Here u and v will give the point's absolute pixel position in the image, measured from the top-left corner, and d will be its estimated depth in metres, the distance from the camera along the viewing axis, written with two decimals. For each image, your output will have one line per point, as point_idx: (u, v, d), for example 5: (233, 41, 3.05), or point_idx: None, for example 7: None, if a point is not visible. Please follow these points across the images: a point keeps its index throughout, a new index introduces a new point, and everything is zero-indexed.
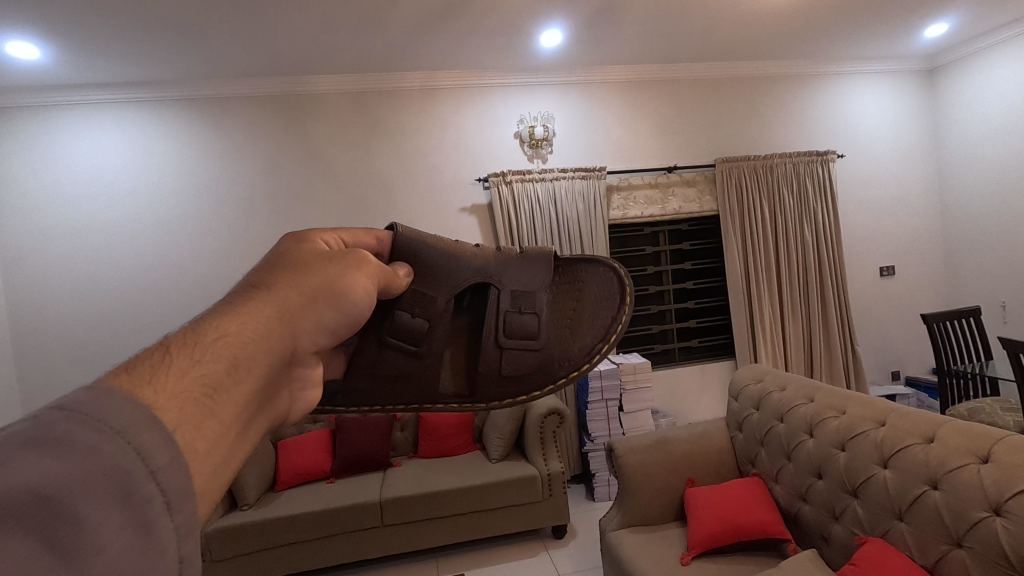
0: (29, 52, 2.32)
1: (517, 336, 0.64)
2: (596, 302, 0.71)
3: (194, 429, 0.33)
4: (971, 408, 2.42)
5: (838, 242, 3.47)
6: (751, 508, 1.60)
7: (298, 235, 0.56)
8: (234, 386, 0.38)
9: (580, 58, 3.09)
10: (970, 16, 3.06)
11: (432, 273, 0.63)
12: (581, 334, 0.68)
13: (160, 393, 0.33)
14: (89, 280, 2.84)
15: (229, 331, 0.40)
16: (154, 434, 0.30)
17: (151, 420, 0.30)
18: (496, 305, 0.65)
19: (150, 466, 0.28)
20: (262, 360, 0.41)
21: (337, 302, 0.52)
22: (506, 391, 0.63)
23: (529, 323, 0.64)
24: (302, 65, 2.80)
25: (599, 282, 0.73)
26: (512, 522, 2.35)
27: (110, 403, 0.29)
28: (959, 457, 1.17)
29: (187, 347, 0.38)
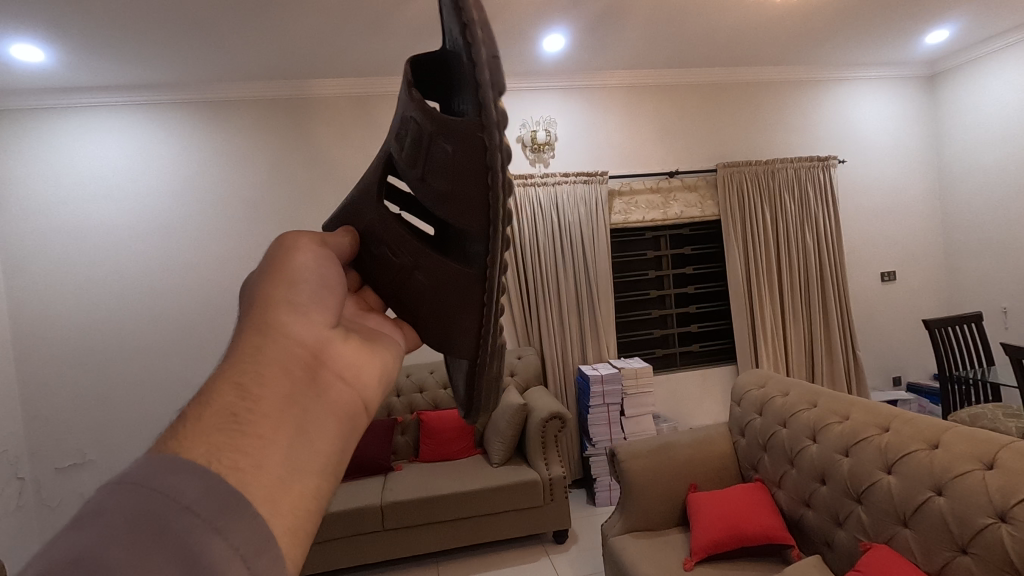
0: (33, 54, 2.32)
1: (428, 165, 0.51)
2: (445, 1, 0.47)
3: (228, 457, 0.38)
4: (973, 414, 2.42)
5: (839, 247, 3.47)
6: (754, 513, 1.60)
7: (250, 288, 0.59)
8: (255, 405, 0.42)
9: (582, 63, 3.10)
10: (970, 23, 3.08)
11: (355, 215, 0.65)
12: (460, 66, 0.46)
13: (183, 441, 0.38)
14: (90, 281, 2.83)
15: (231, 370, 0.44)
16: (181, 476, 0.34)
17: (181, 467, 0.35)
18: (402, 167, 0.55)
19: (181, 501, 0.33)
20: (271, 371, 0.45)
21: (286, 277, 0.52)
22: (466, 207, 0.49)
23: (422, 141, 0.50)
24: (305, 69, 2.81)
25: None
26: (513, 527, 2.34)
27: (150, 467, 0.35)
28: (966, 463, 1.16)
29: (201, 401, 0.42)
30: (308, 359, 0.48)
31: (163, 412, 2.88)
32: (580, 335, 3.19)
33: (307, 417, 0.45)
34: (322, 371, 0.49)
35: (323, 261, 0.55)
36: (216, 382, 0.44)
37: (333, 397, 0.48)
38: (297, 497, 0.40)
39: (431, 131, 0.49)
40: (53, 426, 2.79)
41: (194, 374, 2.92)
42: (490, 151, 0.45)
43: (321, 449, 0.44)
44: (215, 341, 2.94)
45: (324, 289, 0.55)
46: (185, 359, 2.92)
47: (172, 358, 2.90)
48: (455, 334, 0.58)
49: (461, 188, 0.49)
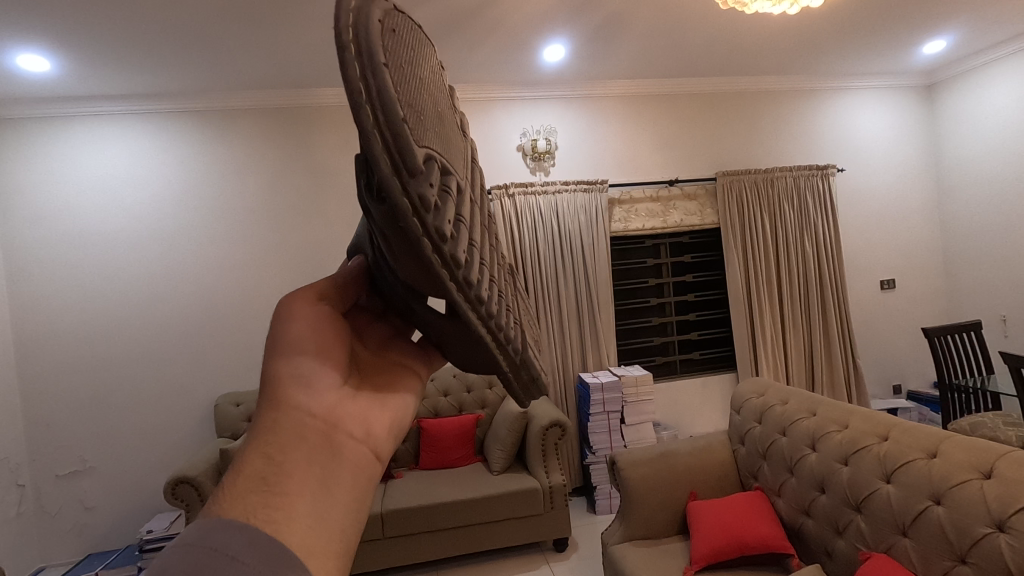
0: (39, 64, 2.35)
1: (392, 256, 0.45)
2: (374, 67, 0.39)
3: (261, 511, 0.42)
4: (973, 422, 2.42)
5: (839, 258, 3.48)
6: (753, 522, 1.60)
7: None
8: (283, 474, 0.45)
9: (582, 73, 3.13)
10: (967, 34, 3.11)
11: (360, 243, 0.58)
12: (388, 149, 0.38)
13: (222, 504, 0.43)
14: (93, 288, 2.85)
15: (254, 441, 0.47)
16: (230, 534, 0.39)
17: (229, 525, 0.40)
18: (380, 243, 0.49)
19: (231, 552, 0.38)
20: (290, 440, 0.47)
21: (285, 350, 0.52)
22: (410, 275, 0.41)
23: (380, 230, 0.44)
24: (308, 79, 2.84)
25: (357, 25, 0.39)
26: (514, 535, 2.34)
27: (204, 527, 0.40)
28: (964, 472, 1.17)
29: (235, 465, 0.47)
30: (324, 425, 0.49)
31: (164, 419, 2.89)
32: (580, 343, 3.20)
33: (330, 476, 0.47)
34: (337, 435, 0.50)
35: (314, 321, 0.54)
36: (240, 462, 0.46)
37: (350, 457, 0.50)
38: (328, 545, 0.44)
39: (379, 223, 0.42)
40: (56, 433, 2.79)
41: (196, 381, 2.93)
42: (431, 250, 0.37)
43: (346, 503, 0.47)
44: (216, 348, 2.95)
45: (324, 350, 0.53)
46: (185, 366, 2.92)
47: (173, 365, 2.91)
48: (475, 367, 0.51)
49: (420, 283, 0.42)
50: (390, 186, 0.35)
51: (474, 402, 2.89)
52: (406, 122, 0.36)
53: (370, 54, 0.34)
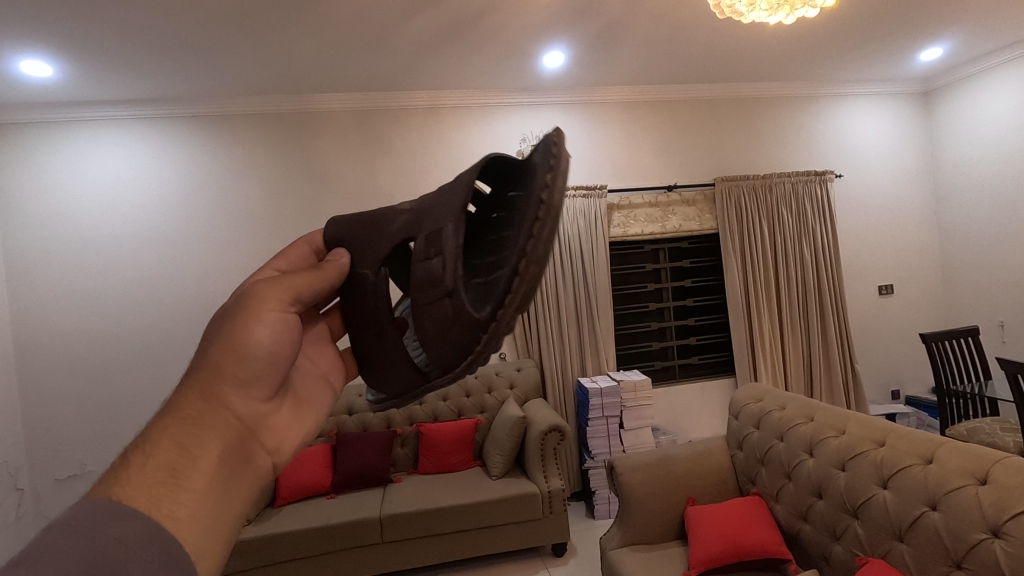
0: (41, 69, 2.36)
1: (428, 292, 0.59)
2: (524, 206, 0.56)
3: (165, 501, 0.47)
4: (971, 428, 2.43)
5: (839, 275, 3.49)
6: (751, 527, 1.61)
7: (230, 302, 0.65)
8: (192, 464, 0.50)
9: (581, 79, 3.15)
10: (962, 42, 3.14)
11: (362, 251, 0.68)
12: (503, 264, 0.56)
13: (128, 486, 0.46)
14: (94, 292, 2.86)
15: (171, 424, 0.53)
16: (125, 522, 0.43)
17: (124, 513, 0.44)
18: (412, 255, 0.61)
19: (125, 541, 0.41)
20: (205, 437, 0.53)
21: (243, 349, 0.58)
22: (450, 324, 0.57)
23: (435, 272, 0.58)
24: (309, 84, 2.86)
25: (534, 171, 0.57)
26: (513, 540, 2.34)
27: (98, 512, 0.43)
28: (960, 478, 1.18)
29: (143, 449, 0.50)
30: (244, 431, 0.57)
31: None
32: (580, 349, 3.21)
33: (230, 479, 0.53)
34: (252, 442, 0.58)
35: (278, 327, 0.60)
36: (151, 441, 0.51)
37: (255, 464, 0.58)
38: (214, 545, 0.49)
39: (449, 282, 0.57)
40: (54, 437, 2.79)
41: None
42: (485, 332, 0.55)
43: (236, 507, 0.53)
44: None
45: (272, 358, 0.60)
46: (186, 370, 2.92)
47: (173, 368, 2.91)
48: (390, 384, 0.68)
49: (445, 328, 0.57)
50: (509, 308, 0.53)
51: (474, 406, 2.90)
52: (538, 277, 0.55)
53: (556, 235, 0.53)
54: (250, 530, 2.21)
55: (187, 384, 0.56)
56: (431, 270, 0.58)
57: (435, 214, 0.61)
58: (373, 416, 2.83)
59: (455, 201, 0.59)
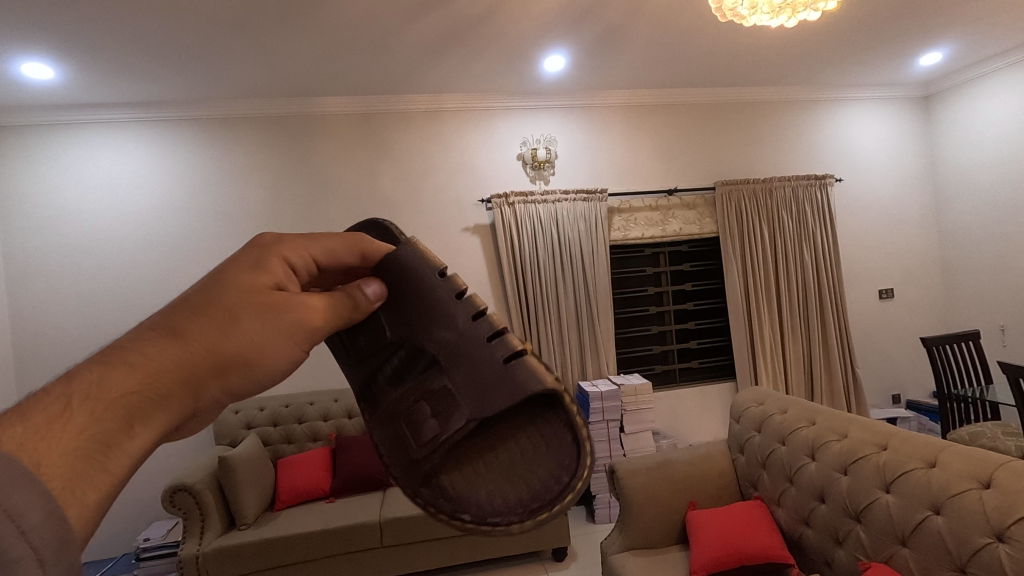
0: (43, 72, 2.36)
1: (409, 422, 0.42)
2: (525, 469, 0.38)
3: (89, 480, 0.35)
4: (972, 432, 2.42)
5: (839, 278, 3.49)
6: (753, 532, 1.60)
7: (255, 262, 0.55)
8: (129, 439, 0.39)
9: (582, 83, 3.16)
10: (963, 46, 3.15)
11: (403, 303, 0.48)
12: (469, 485, 0.39)
13: (49, 450, 0.34)
14: (94, 294, 2.85)
15: (132, 380, 0.41)
16: (24, 492, 0.29)
17: (23, 481, 0.29)
18: (436, 371, 0.42)
19: (20, 525, 0.27)
20: (154, 418, 0.41)
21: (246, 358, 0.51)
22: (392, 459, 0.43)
23: (420, 420, 0.41)
24: (310, 87, 2.86)
25: (556, 462, 0.37)
26: (513, 544, 2.33)
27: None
28: (963, 482, 1.17)
29: (89, 396, 0.39)
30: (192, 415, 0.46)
31: None
32: (580, 354, 3.20)
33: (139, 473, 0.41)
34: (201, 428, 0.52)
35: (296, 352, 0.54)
36: (102, 397, 0.39)
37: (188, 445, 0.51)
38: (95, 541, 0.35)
39: (422, 448, 0.40)
40: None
41: None
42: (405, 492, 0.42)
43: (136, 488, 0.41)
44: None
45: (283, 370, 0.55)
46: None
47: None
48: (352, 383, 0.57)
49: (392, 454, 0.43)
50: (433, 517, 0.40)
51: None
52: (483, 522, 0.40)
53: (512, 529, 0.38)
54: (247, 534, 2.20)
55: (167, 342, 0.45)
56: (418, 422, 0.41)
57: (474, 369, 0.40)
58: None
59: (495, 397, 0.38)
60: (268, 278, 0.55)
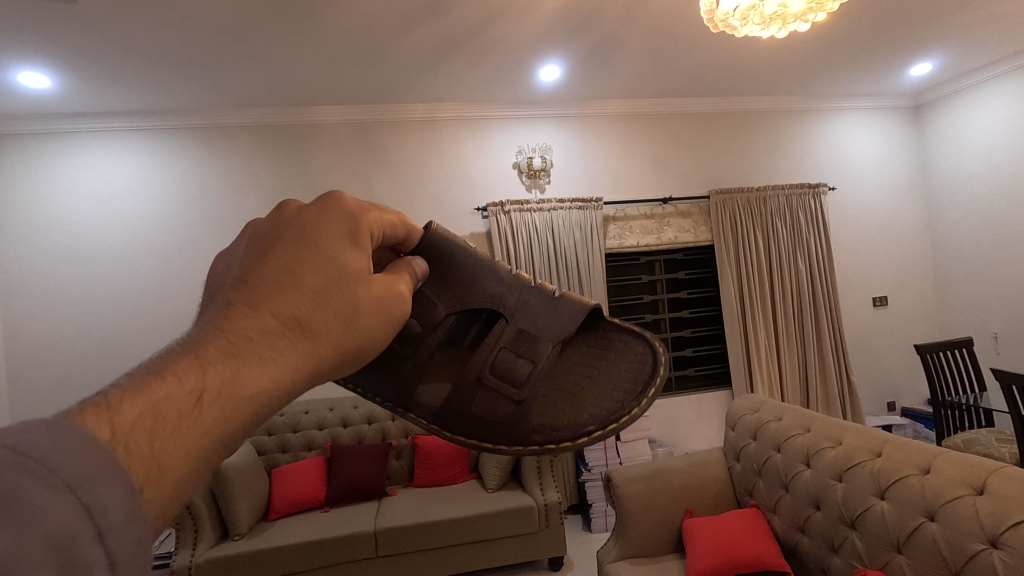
0: (40, 81, 2.38)
1: (496, 373, 0.42)
2: (611, 375, 0.45)
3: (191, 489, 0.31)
4: (967, 440, 2.43)
5: (833, 286, 3.50)
6: (750, 540, 1.59)
7: (352, 233, 0.47)
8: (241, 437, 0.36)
9: (576, 94, 3.19)
10: (952, 57, 3.20)
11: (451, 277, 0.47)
12: (582, 407, 0.43)
13: (170, 452, 0.31)
14: (88, 303, 2.84)
15: (259, 387, 0.37)
16: (116, 486, 0.25)
17: (107, 468, 0.25)
18: (503, 333, 0.44)
19: (99, 527, 0.23)
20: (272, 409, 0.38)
21: (363, 346, 0.43)
22: (479, 425, 0.41)
23: (510, 364, 0.43)
24: (308, 97, 2.88)
25: (626, 361, 0.46)
26: (509, 554, 2.31)
27: (65, 445, 0.24)
28: (956, 489, 1.17)
29: (220, 389, 0.35)
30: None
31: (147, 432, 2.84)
32: None
33: None
34: None
35: None
36: (231, 393, 0.35)
37: None
38: None
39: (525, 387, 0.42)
40: None
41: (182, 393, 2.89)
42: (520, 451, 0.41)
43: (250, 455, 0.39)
44: None
45: None
46: None
47: None
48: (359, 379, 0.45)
49: (487, 412, 0.41)
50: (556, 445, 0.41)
51: None
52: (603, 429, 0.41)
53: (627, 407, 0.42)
54: (239, 545, 2.19)
55: (292, 343, 0.40)
56: (510, 365, 0.43)
57: (538, 321, 0.45)
58: (368, 428, 2.81)
59: (563, 319, 0.46)
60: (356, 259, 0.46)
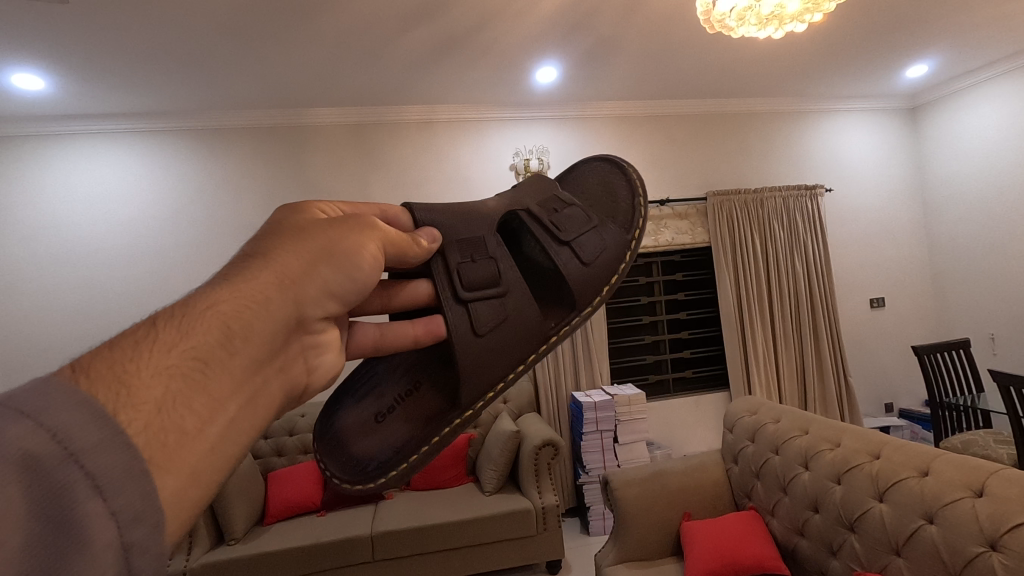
0: (33, 83, 2.36)
1: (573, 230, 0.64)
2: (601, 188, 0.73)
3: (179, 413, 0.33)
4: (965, 441, 2.43)
5: (830, 287, 3.50)
6: (748, 543, 1.58)
7: (295, 206, 0.52)
8: (230, 358, 0.38)
9: (573, 95, 3.19)
10: (948, 59, 3.21)
11: (458, 225, 0.58)
12: (615, 209, 0.70)
13: (142, 373, 0.33)
14: (84, 305, 2.82)
15: (222, 300, 0.40)
16: (83, 411, 0.28)
17: (72, 400, 0.28)
18: (544, 217, 0.64)
19: (67, 449, 0.27)
20: (253, 333, 0.40)
21: (325, 253, 0.47)
22: (596, 263, 0.62)
23: (574, 217, 0.65)
24: (304, 99, 2.87)
25: (592, 179, 0.75)
26: (507, 559, 2.29)
27: (36, 391, 0.28)
28: (955, 491, 1.17)
29: (174, 321, 0.37)
30: (298, 325, 0.46)
31: None
32: (573, 364, 3.20)
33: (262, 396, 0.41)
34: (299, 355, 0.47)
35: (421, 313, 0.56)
36: (182, 322, 0.37)
37: (293, 371, 0.46)
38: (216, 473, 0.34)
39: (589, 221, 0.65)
40: None
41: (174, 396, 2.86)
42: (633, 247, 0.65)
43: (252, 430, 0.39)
44: None
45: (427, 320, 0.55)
46: None
47: None
48: (502, 357, 0.53)
49: (600, 249, 0.63)
50: (636, 225, 0.67)
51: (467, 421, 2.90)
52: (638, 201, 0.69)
53: (633, 188, 0.71)
54: (234, 550, 2.17)
55: (254, 263, 0.44)
56: (567, 221, 0.64)
57: (546, 200, 0.67)
58: None
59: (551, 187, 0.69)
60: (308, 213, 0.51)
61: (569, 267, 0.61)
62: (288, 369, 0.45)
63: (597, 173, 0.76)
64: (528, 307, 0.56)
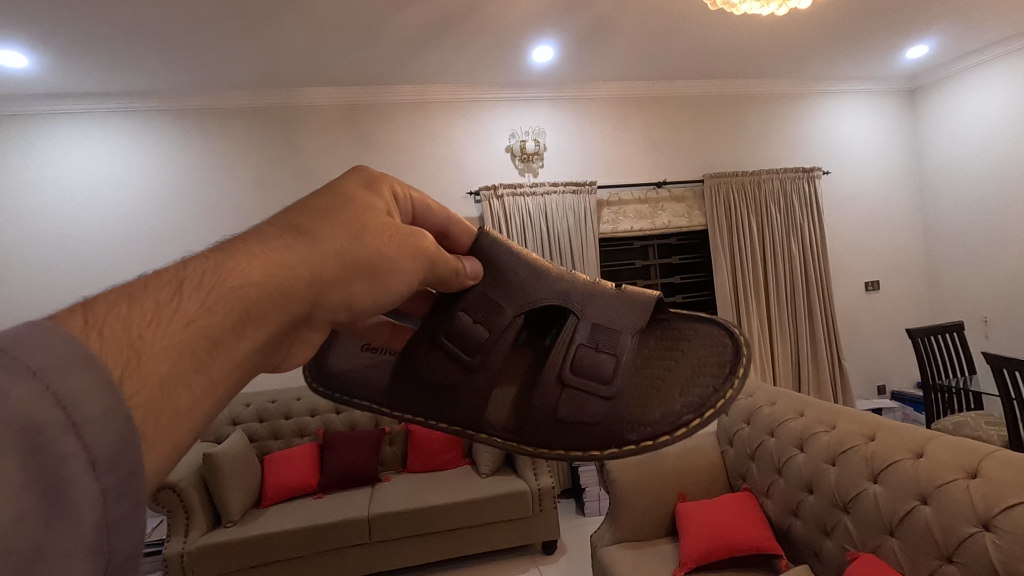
0: (16, 60, 2.29)
1: (590, 372, 0.44)
2: (699, 364, 0.48)
3: (181, 392, 0.29)
4: (956, 423, 2.45)
5: (824, 270, 3.51)
6: (743, 523, 1.60)
7: (368, 181, 0.49)
8: (238, 341, 0.34)
9: (569, 75, 3.14)
10: (948, 40, 3.18)
11: (506, 281, 0.49)
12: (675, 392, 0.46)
13: (156, 342, 0.30)
14: (77, 288, 2.79)
15: (253, 266, 0.37)
16: (94, 375, 0.24)
17: (81, 360, 0.24)
18: (578, 333, 0.46)
19: (71, 416, 0.22)
20: (269, 320, 0.37)
21: (364, 264, 0.44)
22: (569, 425, 0.43)
23: (606, 363, 0.45)
24: (295, 78, 2.81)
25: (707, 344, 0.50)
26: (503, 539, 2.32)
27: (50, 341, 0.24)
28: (949, 472, 1.17)
29: (205, 284, 0.35)
30: (304, 320, 0.42)
31: None
32: None
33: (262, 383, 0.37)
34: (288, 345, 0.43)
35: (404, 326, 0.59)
36: (208, 287, 0.34)
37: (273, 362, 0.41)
38: None
39: (619, 380, 0.44)
40: None
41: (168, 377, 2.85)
42: (626, 448, 0.42)
43: None
44: None
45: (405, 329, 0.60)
46: None
47: None
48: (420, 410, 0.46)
49: (586, 417, 0.43)
50: (654, 440, 0.42)
51: None
52: (695, 414, 0.43)
53: (715, 398, 0.43)
54: (231, 532, 2.18)
55: (294, 237, 0.41)
56: (594, 361, 0.45)
57: (619, 318, 0.48)
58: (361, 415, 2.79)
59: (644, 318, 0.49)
60: (379, 200, 0.48)
61: (544, 400, 0.44)
62: (273, 356, 0.41)
63: (712, 345, 0.50)
64: (471, 392, 0.45)
